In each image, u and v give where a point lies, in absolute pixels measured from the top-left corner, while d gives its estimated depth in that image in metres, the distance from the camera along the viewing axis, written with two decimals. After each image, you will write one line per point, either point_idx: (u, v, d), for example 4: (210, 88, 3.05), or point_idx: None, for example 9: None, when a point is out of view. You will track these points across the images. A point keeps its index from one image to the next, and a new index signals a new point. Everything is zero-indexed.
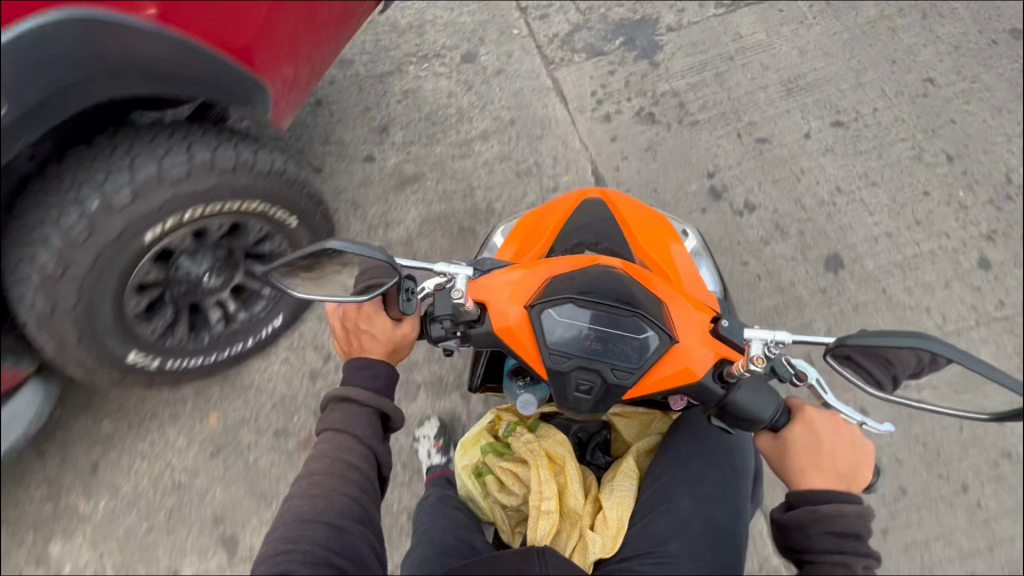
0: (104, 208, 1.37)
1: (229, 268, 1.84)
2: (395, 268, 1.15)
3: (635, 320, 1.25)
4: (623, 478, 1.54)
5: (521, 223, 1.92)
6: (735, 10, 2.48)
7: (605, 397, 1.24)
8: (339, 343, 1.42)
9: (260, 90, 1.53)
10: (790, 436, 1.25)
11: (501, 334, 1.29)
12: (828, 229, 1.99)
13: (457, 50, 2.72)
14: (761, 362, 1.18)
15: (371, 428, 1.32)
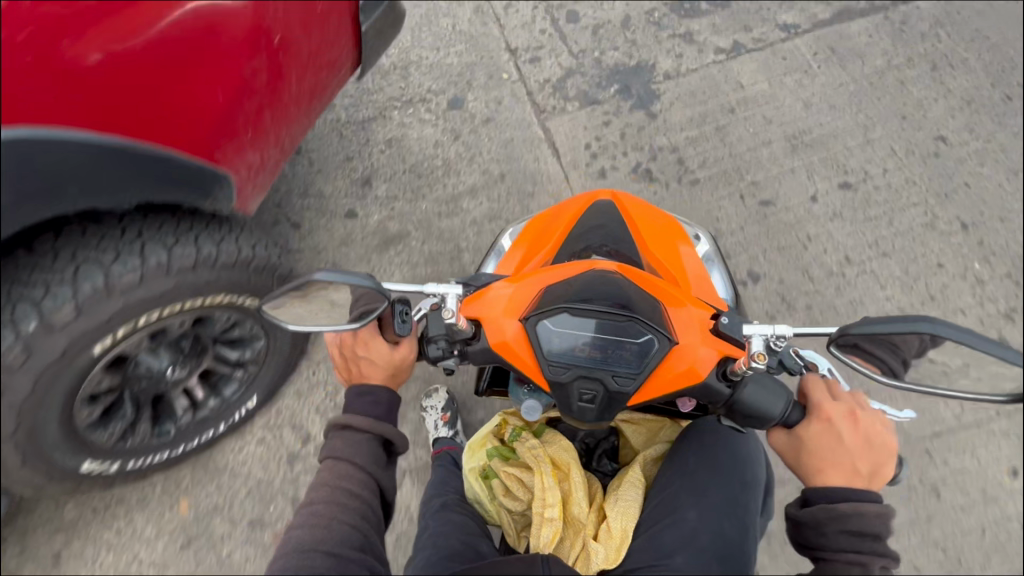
0: (42, 330, 1.22)
1: (195, 357, 1.70)
2: (384, 293, 1.15)
3: (632, 325, 1.23)
4: (628, 488, 1.49)
5: (529, 225, 1.88)
6: (737, 56, 2.35)
7: (610, 405, 1.22)
8: (341, 371, 1.43)
9: (221, 180, 1.38)
10: (804, 433, 1.26)
11: (499, 349, 1.27)
12: (837, 304, 1.89)
13: (444, 95, 2.57)
14: (763, 359, 1.16)
15: (372, 456, 1.33)
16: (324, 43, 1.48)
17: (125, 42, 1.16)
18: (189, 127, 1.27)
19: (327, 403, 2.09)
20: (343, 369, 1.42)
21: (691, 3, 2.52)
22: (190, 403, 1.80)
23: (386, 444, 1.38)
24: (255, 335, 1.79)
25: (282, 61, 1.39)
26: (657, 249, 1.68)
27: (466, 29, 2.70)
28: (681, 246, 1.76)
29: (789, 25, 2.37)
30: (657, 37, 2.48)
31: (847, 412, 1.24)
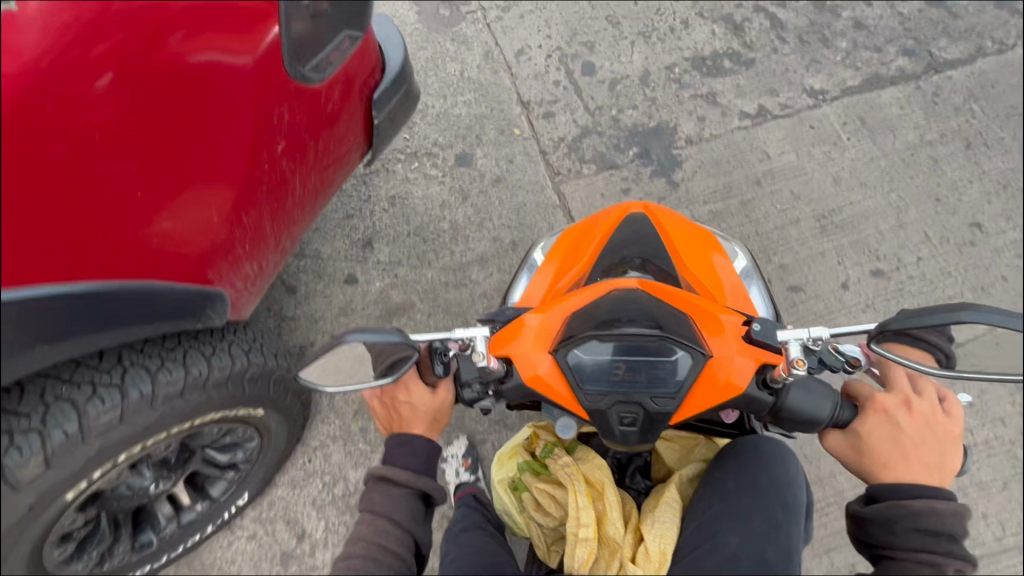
0: (4, 489, 1.07)
1: (181, 465, 1.53)
2: (411, 344, 1.08)
3: (664, 344, 1.12)
4: (664, 509, 1.27)
5: (562, 236, 1.76)
6: (762, 124, 2.24)
7: (651, 427, 1.12)
8: (382, 421, 1.29)
9: (215, 301, 1.21)
10: (860, 431, 1.16)
11: (532, 384, 1.16)
12: None
13: (451, 149, 2.39)
14: (803, 364, 1.07)
15: (410, 511, 1.19)
16: (333, 142, 1.32)
17: (137, 125, 0.99)
18: (178, 252, 1.11)
19: (324, 496, 1.93)
20: (384, 419, 1.28)
21: (713, 61, 2.41)
22: (174, 510, 1.65)
23: (426, 499, 1.22)
24: (247, 438, 1.62)
25: (287, 167, 1.23)
26: (693, 264, 1.59)
27: (474, 75, 2.52)
28: (718, 259, 1.65)
29: (816, 90, 2.27)
30: (678, 96, 2.36)
31: (902, 403, 1.15)
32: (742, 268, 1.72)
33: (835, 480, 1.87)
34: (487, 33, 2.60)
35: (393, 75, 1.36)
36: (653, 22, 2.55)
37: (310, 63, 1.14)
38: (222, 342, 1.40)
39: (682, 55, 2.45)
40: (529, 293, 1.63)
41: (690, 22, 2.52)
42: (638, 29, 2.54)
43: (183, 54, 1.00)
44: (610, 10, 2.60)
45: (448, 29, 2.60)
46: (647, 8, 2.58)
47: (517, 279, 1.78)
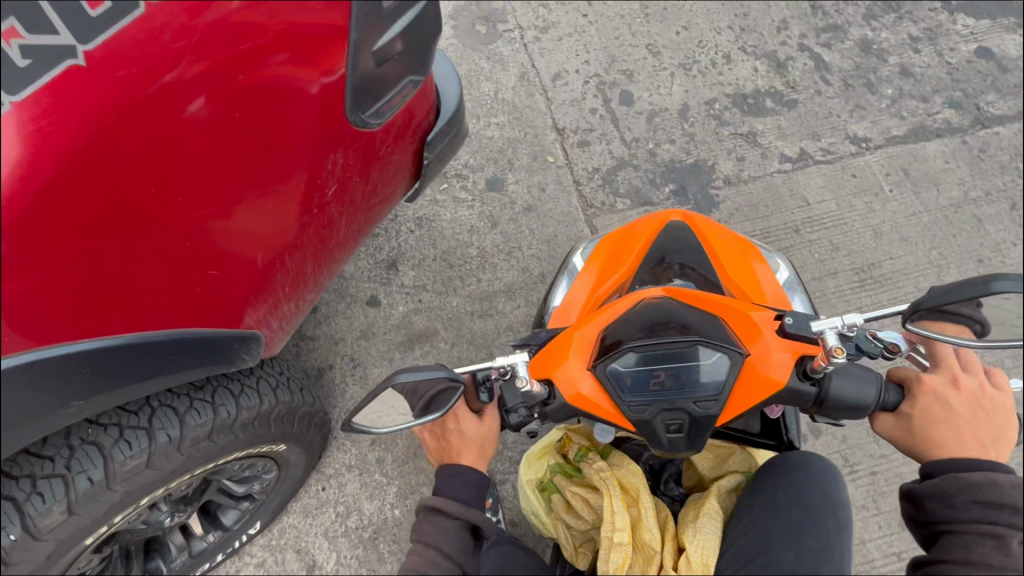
0: (25, 538, 1.04)
1: (198, 496, 1.48)
2: (454, 377, 1.02)
3: (698, 346, 1.07)
4: (705, 519, 1.22)
5: (601, 243, 1.70)
6: (805, 167, 2.28)
7: (699, 432, 1.04)
8: (434, 452, 1.23)
9: (249, 343, 1.17)
10: (910, 412, 1.08)
11: (575, 403, 1.08)
12: (904, 473, 1.87)
13: (482, 173, 2.31)
14: (843, 353, 0.99)
15: (460, 543, 1.11)
16: (380, 183, 1.27)
17: (205, 152, 0.91)
18: (218, 300, 1.06)
19: (337, 527, 1.88)
20: (435, 449, 1.22)
21: (755, 99, 2.42)
22: (186, 540, 1.59)
23: (475, 531, 1.15)
24: (266, 470, 1.55)
25: (335, 210, 1.18)
26: (739, 273, 1.53)
27: (509, 97, 2.45)
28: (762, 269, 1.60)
29: (859, 138, 2.33)
30: (717, 133, 2.36)
31: (949, 381, 1.08)
32: (784, 279, 1.68)
33: (865, 546, 1.81)
34: (524, 53, 2.53)
35: (447, 116, 1.34)
36: (694, 54, 2.53)
37: (371, 110, 1.08)
38: (250, 379, 1.35)
39: (723, 91, 2.44)
40: (568, 299, 1.57)
41: (732, 57, 2.51)
42: (679, 60, 2.52)
43: (271, 76, 0.92)
44: (651, 39, 2.57)
45: (484, 47, 2.52)
46: (689, 40, 2.56)
47: (556, 283, 1.72)
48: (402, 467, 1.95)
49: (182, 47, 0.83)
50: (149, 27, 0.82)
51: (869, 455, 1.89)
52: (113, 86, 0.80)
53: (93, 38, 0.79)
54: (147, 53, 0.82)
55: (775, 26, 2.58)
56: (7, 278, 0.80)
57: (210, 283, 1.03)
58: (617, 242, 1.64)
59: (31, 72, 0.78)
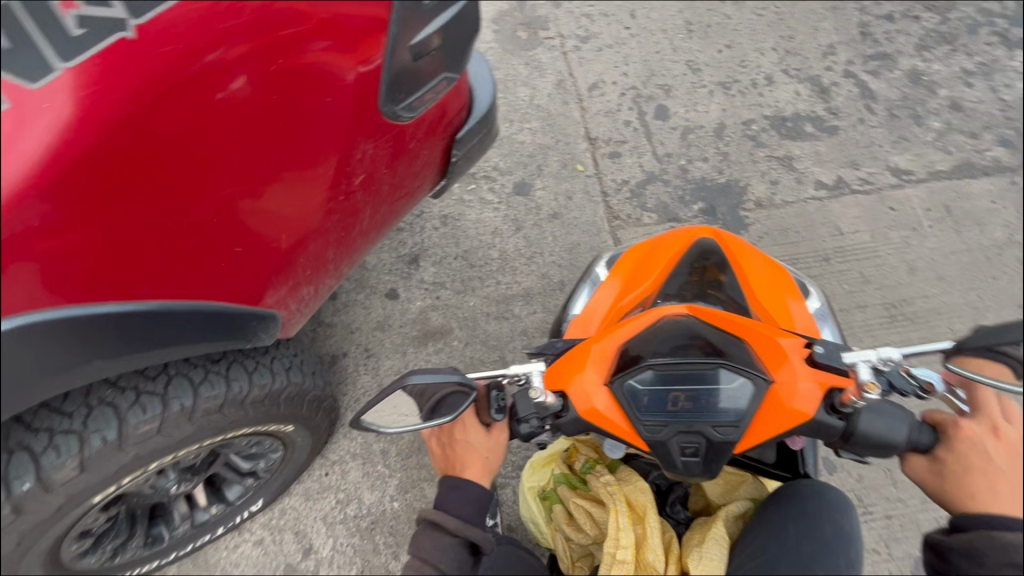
0: (37, 489, 1.06)
1: (205, 467, 1.51)
2: (466, 386, 1.03)
3: (721, 370, 1.04)
4: (711, 543, 1.18)
5: (630, 254, 1.67)
6: (841, 195, 2.22)
7: (716, 457, 1.02)
8: (438, 461, 1.15)
9: (267, 322, 1.19)
10: (945, 457, 1.03)
11: (589, 417, 1.06)
12: (921, 520, 1.79)
13: (510, 176, 2.33)
14: (876, 389, 1.00)
15: (457, 562, 1.01)
16: (408, 177, 1.29)
17: (243, 133, 0.94)
18: (241, 277, 1.09)
19: (336, 513, 1.89)
20: (440, 458, 1.14)
21: (794, 122, 2.38)
22: (190, 509, 1.61)
23: (473, 548, 1.05)
24: (272, 449, 1.58)
25: (361, 199, 1.21)
26: (769, 298, 1.49)
27: (544, 104, 2.45)
28: (793, 296, 1.55)
29: (901, 170, 2.27)
30: (753, 154, 2.32)
31: (989, 429, 1.02)
32: (816, 309, 1.64)
33: None
34: (563, 61, 2.54)
35: (480, 115, 1.36)
36: (735, 73, 2.51)
37: (404, 102, 1.10)
38: (265, 358, 1.38)
39: (762, 112, 2.41)
40: (590, 308, 1.55)
41: (774, 79, 2.48)
42: (718, 78, 2.50)
43: (312, 64, 0.95)
44: (692, 55, 2.55)
45: (524, 52, 2.54)
46: (731, 59, 2.54)
47: (578, 291, 1.72)
48: (405, 461, 1.96)
49: (227, 29, 0.86)
50: (198, 8, 0.85)
51: (885, 498, 1.81)
52: (160, 62, 0.83)
53: (144, 13, 0.82)
54: (194, 34, 0.85)
55: (821, 50, 2.56)
56: (45, 237, 0.83)
57: (234, 260, 1.06)
58: (647, 255, 1.61)
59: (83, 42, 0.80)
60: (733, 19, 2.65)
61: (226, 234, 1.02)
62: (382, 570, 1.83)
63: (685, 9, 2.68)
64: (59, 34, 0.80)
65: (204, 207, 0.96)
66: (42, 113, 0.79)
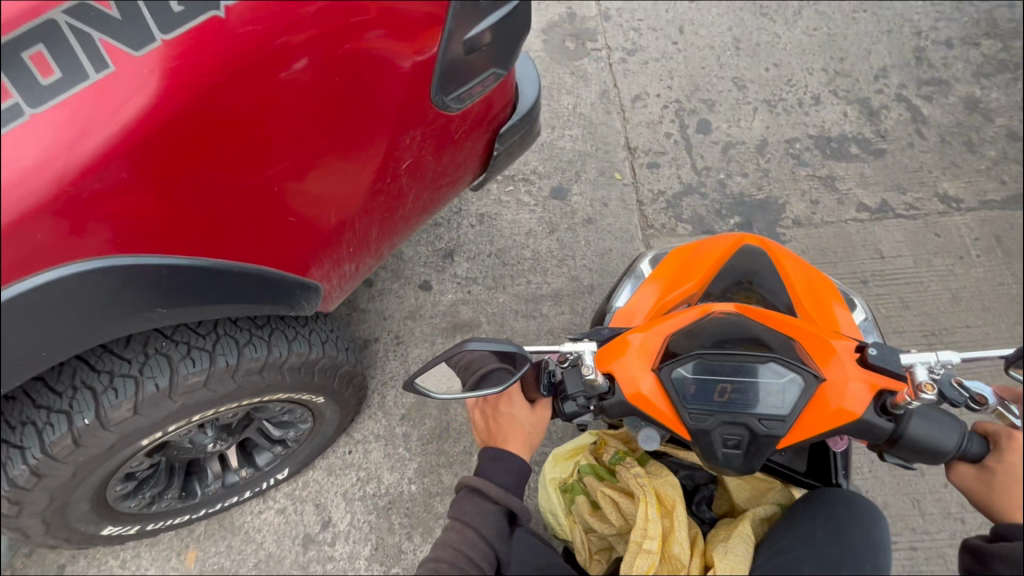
0: (95, 425, 1.16)
1: (240, 430, 1.61)
2: (521, 356, 1.05)
3: (771, 364, 1.07)
4: (737, 540, 1.20)
5: (674, 254, 1.68)
6: (884, 219, 2.19)
7: (757, 451, 1.04)
8: (480, 433, 1.21)
9: (310, 292, 1.28)
10: (995, 466, 1.01)
11: (634, 401, 1.08)
12: (948, 554, 1.75)
13: (548, 180, 2.38)
14: (933, 390, 0.95)
15: (497, 528, 1.08)
16: (450, 167, 1.37)
17: (307, 112, 1.02)
18: (290, 246, 1.17)
19: (356, 490, 1.95)
20: (483, 430, 1.20)
21: (839, 143, 2.37)
22: (222, 470, 1.70)
23: (510, 518, 1.12)
24: (302, 419, 1.66)
25: (405, 184, 1.29)
26: (816, 306, 1.47)
27: (587, 112, 2.50)
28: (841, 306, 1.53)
29: (950, 197, 2.26)
30: (794, 172, 2.32)
31: None
32: (861, 321, 1.62)
33: None
34: (608, 73, 2.59)
35: (523, 112, 1.43)
36: (782, 92, 2.50)
37: (453, 94, 1.18)
38: (304, 328, 1.45)
39: (806, 131, 2.41)
40: (634, 303, 1.57)
41: (821, 100, 2.48)
42: (764, 96, 2.50)
43: (374, 54, 1.03)
44: (738, 72, 2.56)
45: (571, 62, 2.61)
46: (778, 78, 2.54)
47: (619, 286, 1.74)
48: (425, 446, 2.01)
49: (302, 15, 0.94)
50: None
51: (910, 529, 1.78)
52: (242, 42, 0.91)
53: None
54: (275, 18, 0.93)
55: (873, 73, 2.54)
56: (128, 192, 0.90)
57: (285, 230, 1.14)
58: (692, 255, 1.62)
59: (178, 20, 0.88)
60: (783, 38, 2.65)
61: (281, 206, 1.10)
62: (395, 549, 1.88)
63: (735, 26, 2.69)
64: (162, 10, 0.88)
65: (265, 178, 1.05)
66: (140, 79, 0.87)
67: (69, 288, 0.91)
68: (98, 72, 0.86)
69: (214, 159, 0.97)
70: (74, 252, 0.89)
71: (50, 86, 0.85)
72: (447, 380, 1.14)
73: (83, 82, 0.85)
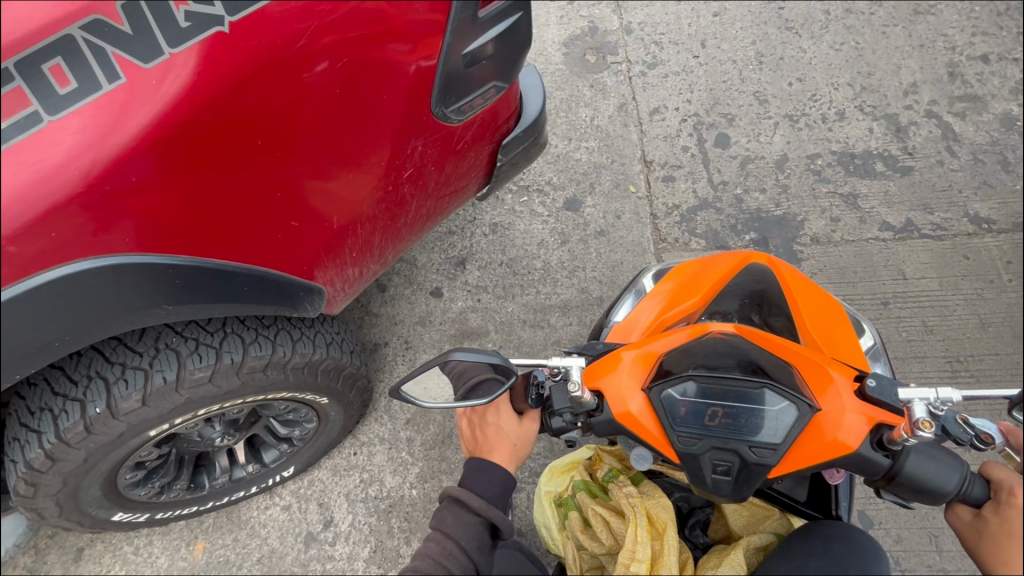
0: (106, 414, 1.22)
1: (247, 426, 1.65)
2: (509, 369, 1.04)
3: (765, 391, 1.03)
4: (726, 567, 1.17)
5: (677, 270, 1.66)
6: (908, 238, 2.14)
7: (747, 479, 1.01)
8: (466, 441, 1.22)
9: (313, 295, 1.33)
10: (988, 517, 0.99)
11: (622, 421, 1.07)
12: None
13: (562, 192, 2.38)
14: (931, 427, 0.91)
15: (478, 540, 1.07)
16: (454, 176, 1.40)
17: (315, 118, 1.06)
18: (295, 250, 1.22)
19: (358, 492, 1.98)
20: (469, 439, 1.21)
21: (864, 160, 2.31)
22: (229, 464, 1.74)
23: (494, 530, 1.11)
24: (307, 419, 1.69)
25: (408, 192, 1.33)
26: (820, 331, 1.43)
27: (604, 125, 2.51)
28: (846, 330, 1.50)
29: (981, 218, 2.18)
30: (815, 188, 2.27)
31: None
32: (868, 347, 1.57)
33: None
34: (627, 86, 2.59)
35: (527, 124, 1.47)
36: (805, 107, 2.46)
37: (454, 106, 1.21)
38: (310, 330, 1.50)
39: (829, 147, 2.36)
40: (635, 318, 1.55)
41: (846, 115, 2.42)
42: (786, 111, 2.45)
43: (378, 62, 1.06)
44: (760, 87, 2.53)
45: (590, 75, 2.62)
46: (802, 92, 2.50)
47: (621, 300, 1.74)
48: (428, 452, 2.03)
49: (314, 27, 0.98)
50: (291, 6, 0.95)
51: (926, 566, 1.73)
52: (254, 51, 0.95)
53: (240, 12, 0.93)
54: (287, 31, 0.96)
55: (902, 88, 2.47)
56: (139, 193, 0.95)
57: (290, 230, 1.18)
58: (695, 271, 1.60)
59: (187, 35, 0.91)
60: (809, 52, 2.60)
61: (286, 207, 1.14)
62: (393, 553, 1.90)
63: (758, 40, 2.66)
64: (169, 22, 0.90)
65: (271, 179, 1.09)
66: (150, 89, 0.90)
67: (78, 283, 0.96)
68: (109, 81, 0.89)
69: (222, 161, 1.01)
70: (88, 250, 0.94)
71: (67, 95, 0.88)
72: (443, 388, 1.13)
73: (97, 92, 0.89)
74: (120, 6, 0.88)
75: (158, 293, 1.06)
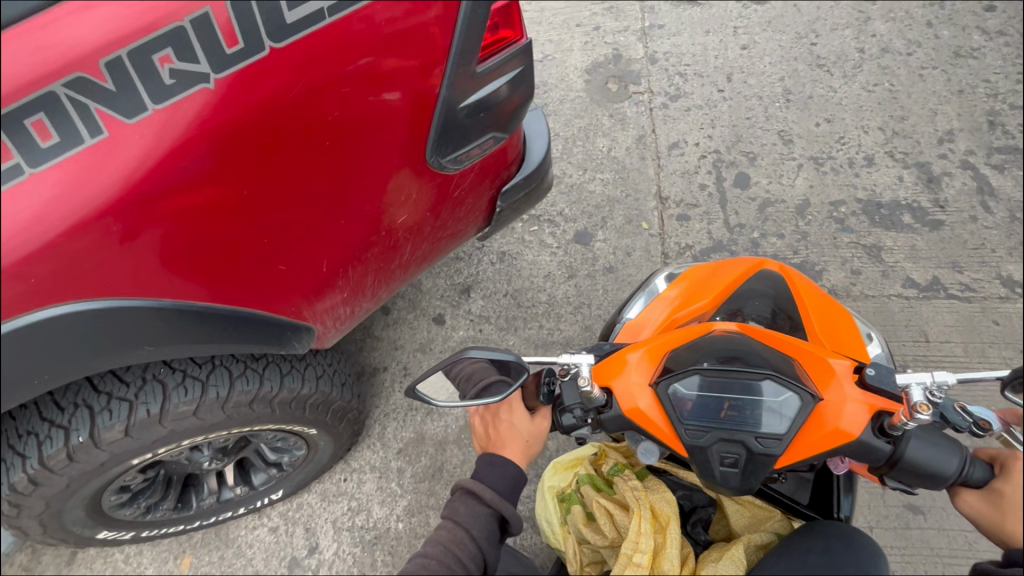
0: (88, 443, 1.22)
1: (236, 451, 1.64)
2: (522, 365, 0.99)
3: (767, 381, 0.98)
4: (727, 562, 1.11)
5: (688, 272, 1.61)
6: (933, 298, 2.03)
7: (755, 471, 0.94)
8: (479, 439, 1.18)
9: (302, 333, 1.32)
10: (1001, 487, 0.91)
11: (632, 416, 0.99)
12: None
13: (574, 224, 2.34)
14: (929, 410, 0.85)
15: (488, 531, 1.03)
16: (450, 222, 1.38)
17: (306, 167, 1.05)
18: (283, 291, 1.21)
19: (345, 520, 1.96)
20: (482, 436, 1.17)
21: (890, 211, 2.21)
22: (218, 486, 1.74)
23: (503, 524, 1.07)
24: (296, 446, 1.68)
25: (401, 237, 1.31)
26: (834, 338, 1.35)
27: (620, 156, 2.46)
28: (857, 334, 1.42)
29: (1014, 281, 2.06)
30: (836, 238, 2.17)
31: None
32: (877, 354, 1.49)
33: None
34: (647, 117, 2.54)
35: (528, 171, 1.44)
36: (831, 150, 2.37)
37: (450, 155, 1.19)
38: (300, 363, 1.49)
39: (854, 194, 2.26)
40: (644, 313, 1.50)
41: (875, 160, 2.32)
42: (811, 152, 2.37)
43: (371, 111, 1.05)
44: (785, 125, 2.44)
45: (611, 104, 2.58)
46: (829, 133, 2.40)
47: (633, 299, 1.69)
48: (417, 485, 2.00)
49: (305, 80, 0.96)
50: (282, 60, 0.93)
51: None
52: (243, 104, 0.93)
53: (228, 68, 0.90)
54: (279, 84, 0.94)
55: (937, 136, 2.36)
56: (125, 243, 0.94)
57: (280, 272, 1.17)
58: (707, 272, 1.55)
59: (174, 91, 0.89)
60: (839, 92, 2.50)
61: (274, 252, 1.13)
62: None
63: (787, 76, 2.57)
64: (153, 78, 0.87)
65: (259, 225, 1.08)
66: (136, 144, 0.89)
67: (59, 325, 0.95)
68: (92, 136, 0.87)
69: (210, 211, 1.00)
70: (65, 296, 0.93)
71: (48, 149, 0.86)
72: (444, 387, 1.07)
73: (80, 145, 0.87)
74: (103, 62, 0.84)
75: (142, 334, 1.05)
